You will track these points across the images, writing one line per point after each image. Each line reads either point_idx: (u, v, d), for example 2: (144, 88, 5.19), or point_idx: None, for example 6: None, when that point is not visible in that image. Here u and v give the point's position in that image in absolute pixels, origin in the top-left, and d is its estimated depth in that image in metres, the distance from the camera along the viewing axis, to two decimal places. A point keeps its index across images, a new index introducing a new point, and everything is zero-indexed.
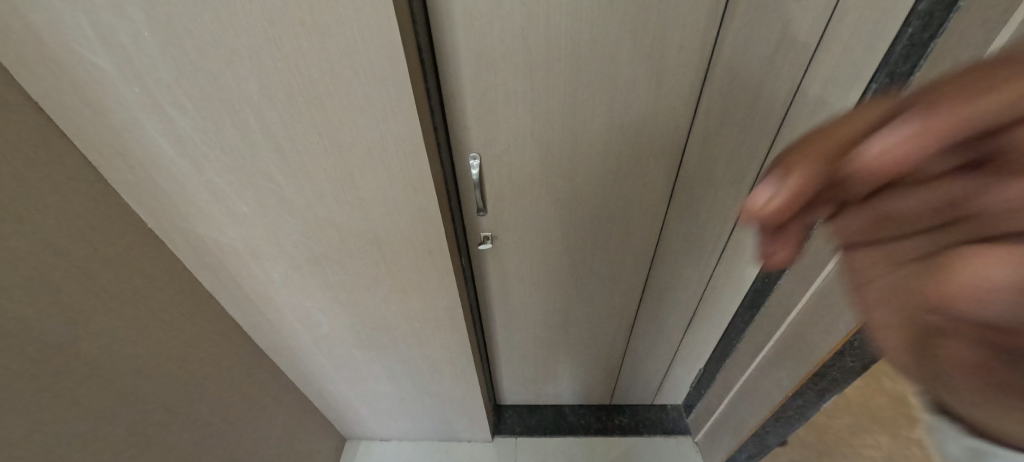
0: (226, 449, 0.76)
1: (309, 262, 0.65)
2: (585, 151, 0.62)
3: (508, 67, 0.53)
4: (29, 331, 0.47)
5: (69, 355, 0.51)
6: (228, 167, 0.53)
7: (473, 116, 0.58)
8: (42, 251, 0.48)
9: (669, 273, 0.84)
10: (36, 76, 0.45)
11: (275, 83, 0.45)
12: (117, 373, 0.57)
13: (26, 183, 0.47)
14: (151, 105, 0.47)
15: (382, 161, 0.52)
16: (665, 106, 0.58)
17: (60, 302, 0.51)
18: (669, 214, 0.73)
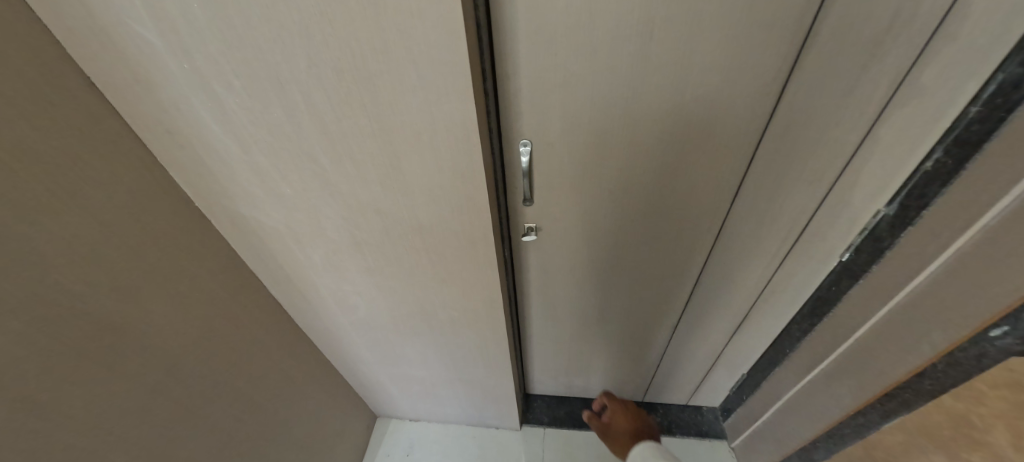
0: (265, 424, 0.78)
1: (349, 247, 0.63)
2: (645, 141, 0.57)
3: (570, 47, 0.48)
4: (80, 308, 0.48)
5: (119, 331, 0.52)
6: (273, 149, 0.51)
7: (528, 101, 0.53)
8: (93, 229, 0.49)
9: (722, 273, 0.79)
10: (87, 49, 0.44)
11: (324, 61, 0.42)
12: (164, 349, 0.58)
13: (79, 160, 0.46)
14: (199, 82, 0.45)
15: (430, 147, 0.48)
16: (742, 94, 0.52)
17: (111, 279, 0.51)
18: (732, 211, 0.67)
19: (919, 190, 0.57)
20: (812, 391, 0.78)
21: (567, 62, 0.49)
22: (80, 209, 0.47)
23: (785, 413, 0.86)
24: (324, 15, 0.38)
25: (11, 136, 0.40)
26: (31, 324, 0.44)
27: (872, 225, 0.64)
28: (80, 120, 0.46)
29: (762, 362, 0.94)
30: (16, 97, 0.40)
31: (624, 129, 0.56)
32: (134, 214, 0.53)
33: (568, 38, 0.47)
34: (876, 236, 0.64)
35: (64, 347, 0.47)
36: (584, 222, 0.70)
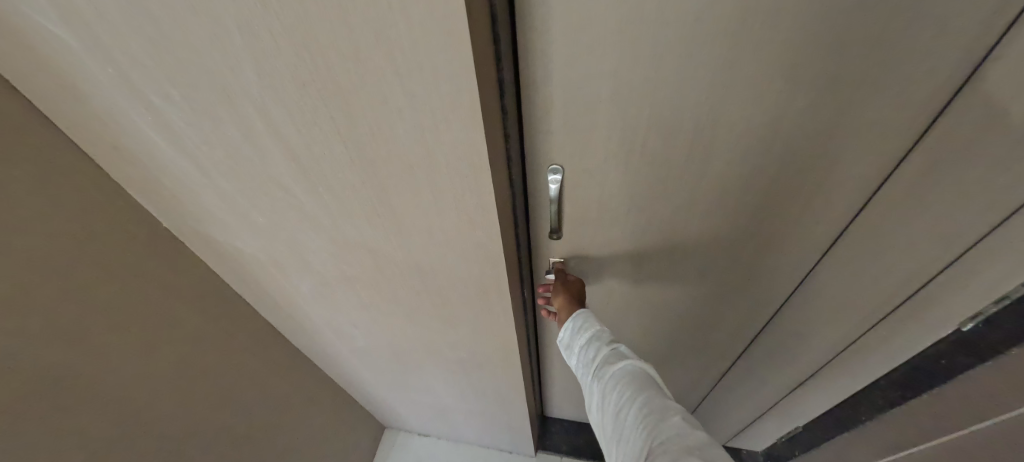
0: (260, 453, 0.72)
1: (339, 281, 0.53)
2: (715, 171, 0.43)
3: (627, 49, 0.33)
4: (24, 363, 0.41)
5: (74, 381, 0.45)
6: (236, 173, 0.40)
7: (562, 119, 0.40)
8: (29, 268, 0.40)
9: (795, 318, 0.65)
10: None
11: (279, 71, 0.30)
12: (134, 393, 0.51)
13: (5, 185, 0.38)
14: (130, 90, 0.35)
15: (429, 182, 0.36)
16: (869, 113, 0.37)
17: (57, 323, 0.43)
18: (826, 256, 0.53)
19: None
20: None
21: (621, 69, 0.34)
22: (11, 244, 0.39)
23: None
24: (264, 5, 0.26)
25: None
26: None
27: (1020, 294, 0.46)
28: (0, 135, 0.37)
29: (826, 420, 0.79)
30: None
31: (690, 157, 0.42)
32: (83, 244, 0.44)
33: (625, 36, 0.32)
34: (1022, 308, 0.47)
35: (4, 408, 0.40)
36: (623, 258, 0.57)
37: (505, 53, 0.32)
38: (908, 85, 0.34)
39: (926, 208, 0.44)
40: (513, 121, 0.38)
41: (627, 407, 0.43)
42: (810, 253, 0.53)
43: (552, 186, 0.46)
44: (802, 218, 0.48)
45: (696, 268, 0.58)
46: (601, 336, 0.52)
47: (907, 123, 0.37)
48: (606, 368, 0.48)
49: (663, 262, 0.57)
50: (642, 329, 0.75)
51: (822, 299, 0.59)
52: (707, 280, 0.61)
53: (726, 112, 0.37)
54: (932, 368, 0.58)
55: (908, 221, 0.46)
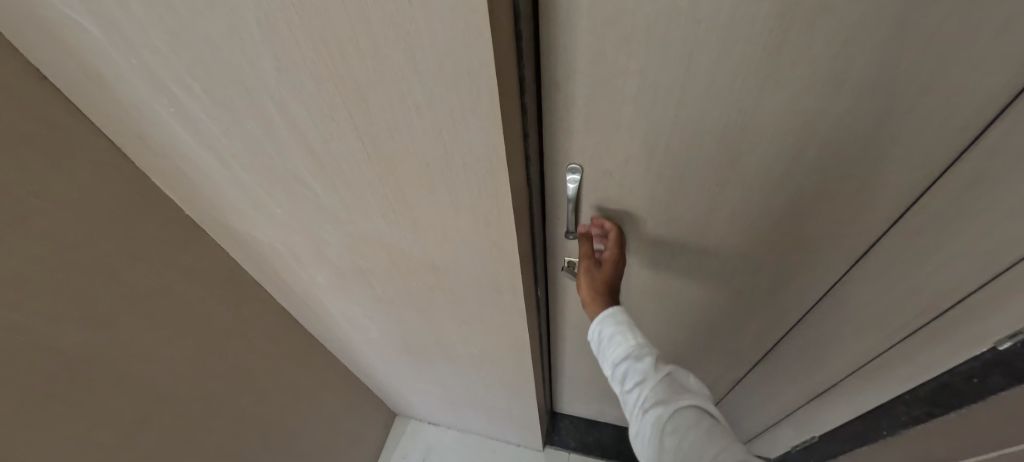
0: (275, 436, 0.74)
1: (354, 274, 0.54)
2: (741, 175, 0.42)
3: (654, 46, 0.31)
4: (51, 342, 0.42)
5: (99, 361, 0.47)
6: (254, 165, 0.41)
7: (583, 118, 0.38)
8: (58, 252, 0.42)
9: (818, 329, 0.62)
10: (25, 37, 0.34)
11: (296, 65, 0.29)
12: (156, 374, 0.53)
13: (37, 172, 0.39)
14: (152, 81, 0.35)
15: (445, 180, 0.36)
16: (913, 121, 0.35)
17: (85, 306, 0.45)
18: (856, 267, 0.51)
19: None
20: None
21: (646, 67, 0.33)
22: (38, 229, 0.40)
23: None
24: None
25: None
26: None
27: None
28: (33, 123, 0.38)
29: (844, 432, 0.77)
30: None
31: (715, 160, 0.40)
32: (110, 229, 0.45)
33: (651, 32, 0.31)
34: None
35: (27, 386, 0.41)
36: (640, 259, 0.56)
37: (526, 46, 0.31)
38: (962, 88, 0.32)
39: (971, 223, 0.41)
40: (533, 117, 0.37)
41: (698, 446, 0.39)
42: (838, 262, 0.51)
43: (569, 186, 0.45)
44: (831, 226, 0.46)
45: (715, 273, 0.56)
46: (641, 357, 0.46)
47: (956, 130, 0.35)
48: (656, 405, 0.43)
49: (681, 265, 0.56)
50: (657, 331, 0.74)
51: (848, 310, 0.57)
52: (727, 286, 0.59)
53: (757, 113, 0.35)
54: (961, 388, 0.55)
55: (949, 234, 0.43)
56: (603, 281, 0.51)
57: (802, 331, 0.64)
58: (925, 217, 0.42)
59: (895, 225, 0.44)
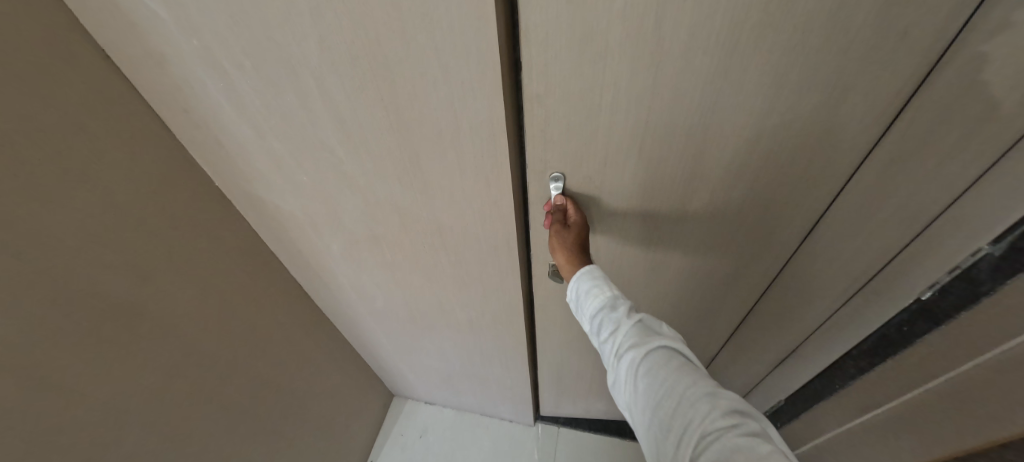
0: (283, 400, 0.79)
1: (368, 240, 0.60)
2: (705, 170, 0.49)
3: (629, 55, 0.37)
4: (96, 286, 0.48)
5: (136, 309, 0.53)
6: (287, 134, 0.47)
7: (564, 132, 0.44)
8: (106, 207, 0.48)
9: (782, 303, 0.70)
10: (100, 22, 0.41)
11: (335, 44, 0.37)
12: (183, 328, 0.58)
13: (96, 136, 0.46)
14: (209, 60, 0.42)
15: (453, 144, 0.43)
16: (835, 119, 0.43)
17: (128, 258, 0.51)
18: (806, 244, 0.59)
19: None
20: (863, 439, 0.68)
21: None
22: (89, 184, 0.46)
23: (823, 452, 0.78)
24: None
25: (18, 110, 0.39)
26: (49, 298, 0.45)
27: (968, 264, 0.54)
28: (92, 94, 0.44)
29: (805, 393, 0.85)
30: (11, 64, 0.38)
31: (684, 153, 0.46)
32: (151, 193, 0.52)
33: (624, 43, 0.36)
34: (971, 277, 0.54)
35: (71, 323, 0.47)
36: (620, 251, 0.63)
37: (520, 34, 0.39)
38: (868, 87, 0.40)
39: (891, 196, 0.50)
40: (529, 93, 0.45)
41: (671, 390, 0.41)
42: (794, 236, 0.58)
43: (554, 193, 0.51)
44: (787, 203, 0.53)
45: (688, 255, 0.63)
46: (615, 306, 0.49)
47: (877, 115, 0.42)
48: (630, 351, 0.45)
49: (659, 252, 0.63)
50: None
51: (804, 281, 0.65)
52: (700, 268, 0.65)
53: (718, 109, 0.42)
54: (896, 339, 0.65)
55: (874, 208, 0.52)
56: (575, 242, 0.52)
57: (770, 303, 0.71)
58: (857, 188, 0.50)
59: (834, 204, 0.53)
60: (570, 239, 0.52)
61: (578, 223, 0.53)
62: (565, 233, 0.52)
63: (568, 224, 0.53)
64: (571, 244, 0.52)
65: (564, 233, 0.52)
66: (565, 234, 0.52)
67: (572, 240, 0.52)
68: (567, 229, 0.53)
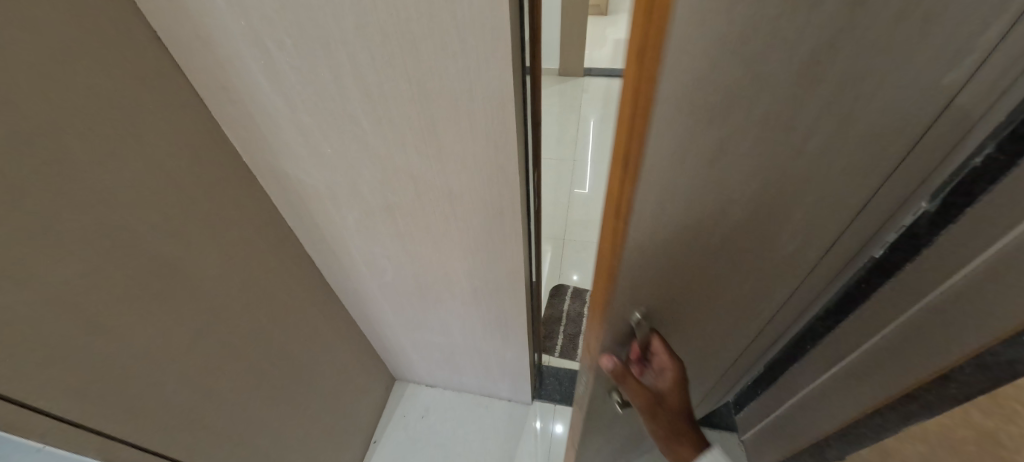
0: (296, 372, 0.84)
1: (383, 210, 0.67)
2: (778, 222, 0.44)
3: (769, 122, 0.29)
4: (144, 249, 0.53)
5: (176, 273, 0.57)
6: (317, 108, 0.53)
7: (677, 227, 0.36)
8: (156, 175, 0.52)
9: (788, 306, 0.72)
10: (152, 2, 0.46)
11: (371, 22, 0.43)
12: (213, 294, 0.63)
13: (149, 110, 0.50)
14: (254, 40, 0.47)
15: (466, 112, 0.50)
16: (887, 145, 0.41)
17: (172, 224, 0.55)
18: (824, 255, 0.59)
19: (966, 187, 0.55)
20: (833, 388, 0.75)
21: None
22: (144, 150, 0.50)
23: (800, 409, 0.84)
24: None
25: (88, 83, 0.44)
26: (107, 257, 0.49)
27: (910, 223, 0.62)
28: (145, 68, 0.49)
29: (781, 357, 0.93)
30: (83, 40, 0.43)
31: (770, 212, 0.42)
32: (191, 165, 0.56)
33: (765, 112, 0.28)
34: (912, 233, 0.63)
35: (126, 278, 0.51)
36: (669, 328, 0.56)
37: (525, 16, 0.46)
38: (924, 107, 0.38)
39: (891, 195, 0.52)
40: (531, 69, 0.52)
41: None
42: None
43: (641, 337, 0.46)
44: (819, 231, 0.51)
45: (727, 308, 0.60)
46: None
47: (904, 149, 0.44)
48: None
49: (700, 311, 0.56)
50: None
51: (809, 283, 0.67)
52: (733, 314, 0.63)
53: (826, 156, 0.36)
54: (856, 294, 0.74)
55: (879, 206, 0.53)
56: (675, 404, 0.51)
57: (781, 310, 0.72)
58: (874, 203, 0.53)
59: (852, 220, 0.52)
60: (671, 402, 0.51)
61: (673, 382, 0.50)
62: (666, 396, 0.50)
63: (665, 383, 0.50)
64: (671, 406, 0.51)
65: (667, 399, 0.50)
66: (662, 395, 0.50)
67: (674, 403, 0.51)
68: (662, 386, 0.50)
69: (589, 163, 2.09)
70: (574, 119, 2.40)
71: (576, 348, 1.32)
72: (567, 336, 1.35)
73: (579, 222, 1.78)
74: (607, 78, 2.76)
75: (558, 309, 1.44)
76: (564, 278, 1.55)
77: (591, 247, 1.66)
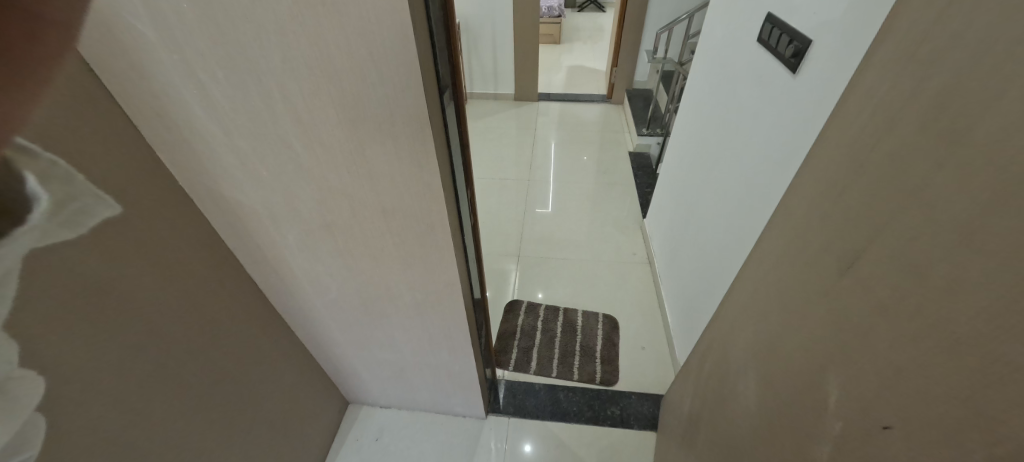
0: (240, 397, 0.82)
1: (321, 228, 0.70)
2: None
3: None
4: (80, 280, 0.52)
5: (112, 303, 0.56)
6: (250, 132, 0.57)
7: None
8: None
9: (725, 312, 0.78)
10: (84, 36, 0.47)
11: (297, 57, 0.48)
12: (152, 322, 0.62)
13: (85, 143, 0.50)
14: (186, 72, 0.50)
15: (391, 134, 0.55)
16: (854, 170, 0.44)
17: (110, 255, 0.55)
18: (761, 266, 0.65)
19: None
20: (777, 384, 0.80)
21: None
22: (83, 172, 0.50)
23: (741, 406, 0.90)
24: (301, 10, 0.44)
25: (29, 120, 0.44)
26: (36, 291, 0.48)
27: None
28: (80, 96, 0.49)
29: None
30: None
31: None
32: (129, 195, 0.57)
33: None
34: None
35: (57, 308, 0.51)
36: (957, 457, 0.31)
37: (440, 51, 0.52)
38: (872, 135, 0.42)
39: (786, 204, 0.60)
40: (453, 95, 0.59)
41: None
42: None
43: None
44: (799, 252, 0.54)
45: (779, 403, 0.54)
46: None
47: (927, 240, 0.34)
48: None
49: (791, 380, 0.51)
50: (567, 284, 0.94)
51: (738, 288, 0.73)
52: (765, 391, 0.58)
53: None
54: None
55: (782, 215, 0.61)
56: None
57: (723, 319, 0.77)
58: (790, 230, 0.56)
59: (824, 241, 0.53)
60: None
61: None
62: None
63: None
64: None
65: None
66: None
67: None
68: None
69: (545, 183, 2.18)
70: (530, 142, 2.50)
71: (530, 361, 1.35)
72: (521, 350, 1.39)
73: (533, 239, 1.84)
74: (560, 103, 2.91)
75: (513, 325, 1.47)
76: (521, 294, 1.59)
77: (545, 263, 1.72)
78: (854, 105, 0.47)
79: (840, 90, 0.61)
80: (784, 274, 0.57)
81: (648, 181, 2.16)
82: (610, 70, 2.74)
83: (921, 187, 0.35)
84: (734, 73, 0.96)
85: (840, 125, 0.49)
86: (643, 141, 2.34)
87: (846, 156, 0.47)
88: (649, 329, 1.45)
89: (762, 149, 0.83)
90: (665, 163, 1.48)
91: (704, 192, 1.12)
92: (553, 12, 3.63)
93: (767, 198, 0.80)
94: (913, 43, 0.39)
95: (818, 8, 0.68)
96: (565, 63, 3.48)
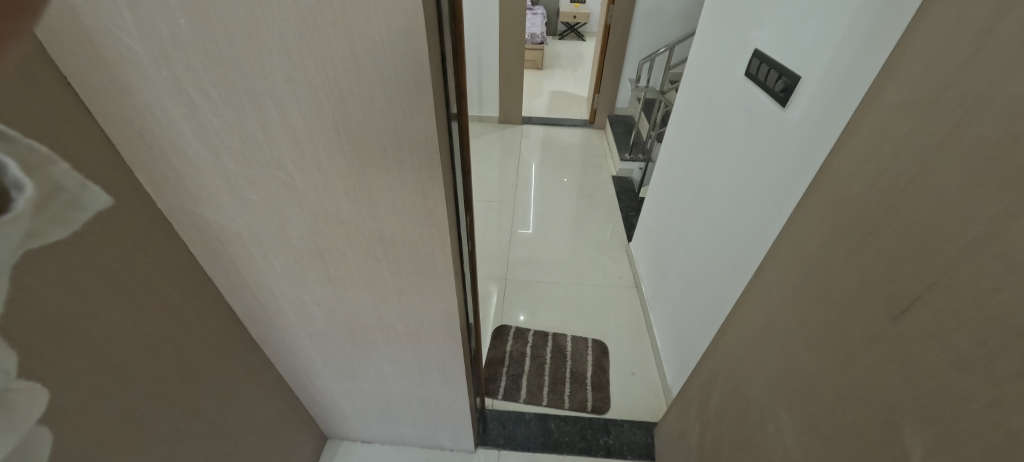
0: (212, 438, 0.75)
1: (313, 255, 0.66)
2: None
3: None
4: (44, 315, 0.46)
5: (77, 340, 0.50)
6: (242, 154, 0.53)
7: None
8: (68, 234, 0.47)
9: (728, 340, 0.78)
10: (64, 48, 0.43)
11: (301, 77, 0.46)
12: (121, 359, 0.56)
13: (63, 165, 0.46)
14: (176, 89, 0.47)
15: (397, 160, 0.53)
16: (879, 208, 0.45)
17: (82, 287, 0.50)
18: (771, 296, 0.65)
19: None
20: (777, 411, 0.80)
21: None
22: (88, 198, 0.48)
23: None
24: (310, 30, 0.42)
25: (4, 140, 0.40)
26: None
27: None
28: (57, 111, 0.45)
29: None
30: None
31: None
32: (104, 221, 0.52)
33: None
34: None
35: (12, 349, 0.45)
36: None
37: (450, 75, 0.51)
38: (891, 174, 0.44)
39: (793, 234, 0.61)
40: (458, 116, 0.57)
41: None
42: None
43: None
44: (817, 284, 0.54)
45: (805, 442, 0.53)
46: None
47: (974, 283, 0.35)
48: None
49: (823, 415, 0.51)
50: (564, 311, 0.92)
51: (744, 316, 0.73)
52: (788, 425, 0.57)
53: None
54: None
55: (789, 247, 0.62)
56: None
57: (729, 347, 0.77)
58: (806, 262, 0.57)
59: (818, 271, 0.54)
60: None
61: None
62: None
63: None
64: None
65: None
66: None
67: None
68: None
69: (530, 205, 2.19)
70: (514, 164, 2.52)
71: (519, 389, 1.32)
72: (510, 377, 1.35)
73: (520, 261, 1.83)
74: (543, 126, 2.97)
75: (501, 350, 1.44)
76: (509, 318, 1.56)
77: (533, 287, 1.70)
78: (866, 143, 0.49)
79: (838, 129, 0.63)
80: (799, 306, 0.57)
81: (630, 205, 2.20)
82: (591, 96, 2.82)
83: (959, 230, 0.36)
84: (723, 105, 1.00)
85: (851, 162, 0.51)
86: (625, 166, 2.40)
87: (864, 191, 0.48)
88: (638, 354, 1.44)
89: (753, 178, 0.85)
90: (652, 188, 1.51)
91: (693, 219, 1.14)
92: (536, 38, 3.74)
93: (762, 226, 0.81)
94: (931, 86, 0.41)
95: (808, 48, 0.71)
96: (548, 88, 3.57)
